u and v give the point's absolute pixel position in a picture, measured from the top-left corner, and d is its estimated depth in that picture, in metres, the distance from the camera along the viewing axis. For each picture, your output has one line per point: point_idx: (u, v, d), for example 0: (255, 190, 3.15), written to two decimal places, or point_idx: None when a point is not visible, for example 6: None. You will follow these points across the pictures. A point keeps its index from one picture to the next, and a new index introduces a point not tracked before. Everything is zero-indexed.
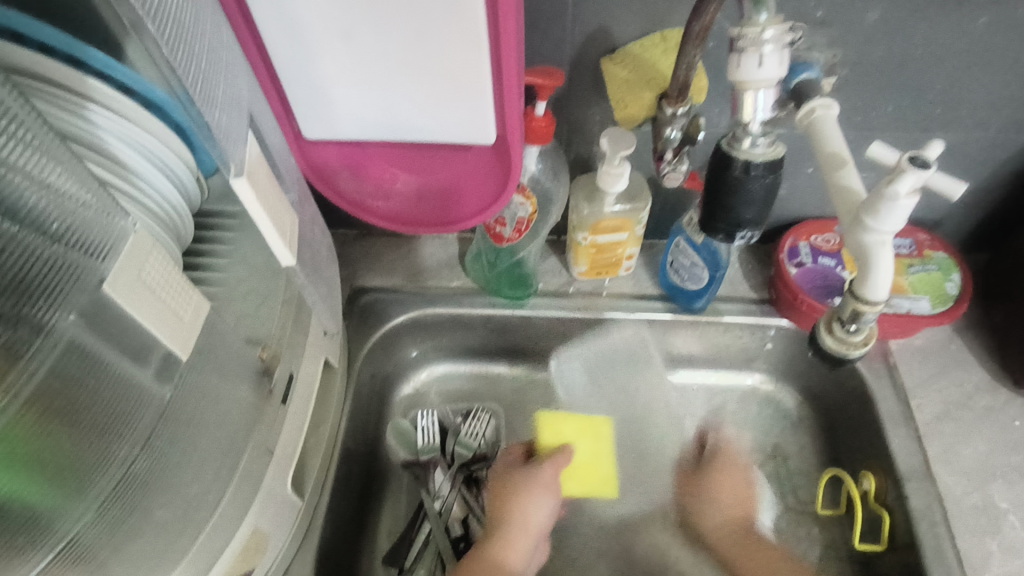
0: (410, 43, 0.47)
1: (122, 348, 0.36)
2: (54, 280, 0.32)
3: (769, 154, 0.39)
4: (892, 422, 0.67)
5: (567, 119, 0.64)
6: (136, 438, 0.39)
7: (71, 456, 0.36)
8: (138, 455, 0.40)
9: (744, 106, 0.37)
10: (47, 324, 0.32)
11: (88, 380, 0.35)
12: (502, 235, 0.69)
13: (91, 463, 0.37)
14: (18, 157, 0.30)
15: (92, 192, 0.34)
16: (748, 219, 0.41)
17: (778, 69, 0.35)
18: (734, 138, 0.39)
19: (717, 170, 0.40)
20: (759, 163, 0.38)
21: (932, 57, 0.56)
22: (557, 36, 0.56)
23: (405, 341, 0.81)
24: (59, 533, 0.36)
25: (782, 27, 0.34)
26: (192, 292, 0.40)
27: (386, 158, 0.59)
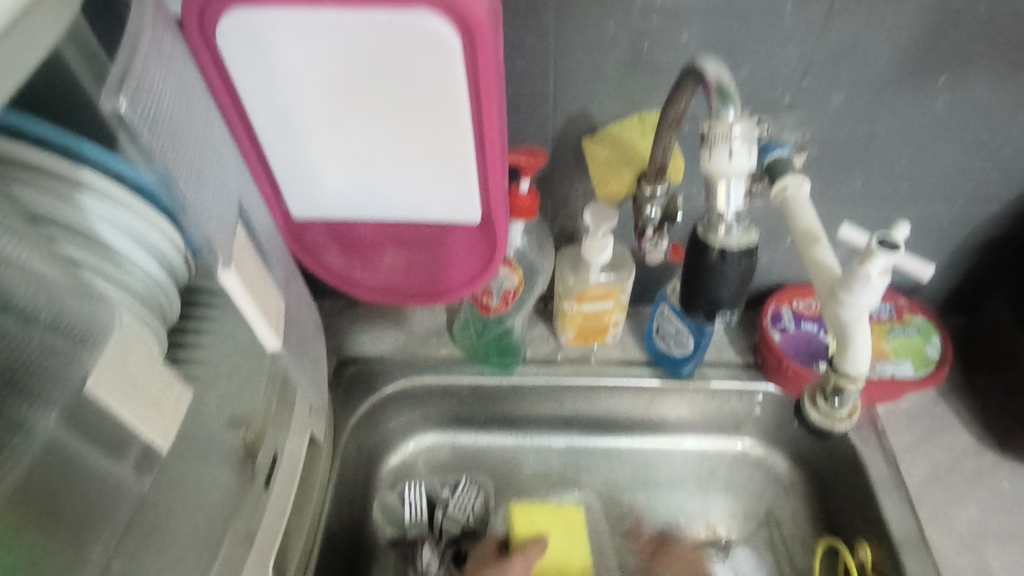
0: (398, 131, 0.49)
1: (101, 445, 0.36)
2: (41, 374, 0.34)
3: (744, 241, 0.40)
4: (883, 489, 0.66)
5: (551, 193, 0.66)
6: (111, 536, 0.40)
7: (47, 552, 0.37)
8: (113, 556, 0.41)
9: (717, 194, 0.39)
10: (28, 422, 0.35)
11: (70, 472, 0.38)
12: (489, 304, 0.70)
13: (67, 558, 0.38)
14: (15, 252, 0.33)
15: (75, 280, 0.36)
16: (725, 300, 0.42)
17: (748, 161, 0.37)
18: (709, 224, 0.40)
19: (696, 252, 0.42)
20: (734, 251, 0.40)
21: (895, 136, 0.59)
22: (539, 118, 0.58)
23: (392, 412, 0.80)
24: None
25: (748, 122, 0.36)
26: (174, 384, 0.40)
27: (374, 236, 0.59)
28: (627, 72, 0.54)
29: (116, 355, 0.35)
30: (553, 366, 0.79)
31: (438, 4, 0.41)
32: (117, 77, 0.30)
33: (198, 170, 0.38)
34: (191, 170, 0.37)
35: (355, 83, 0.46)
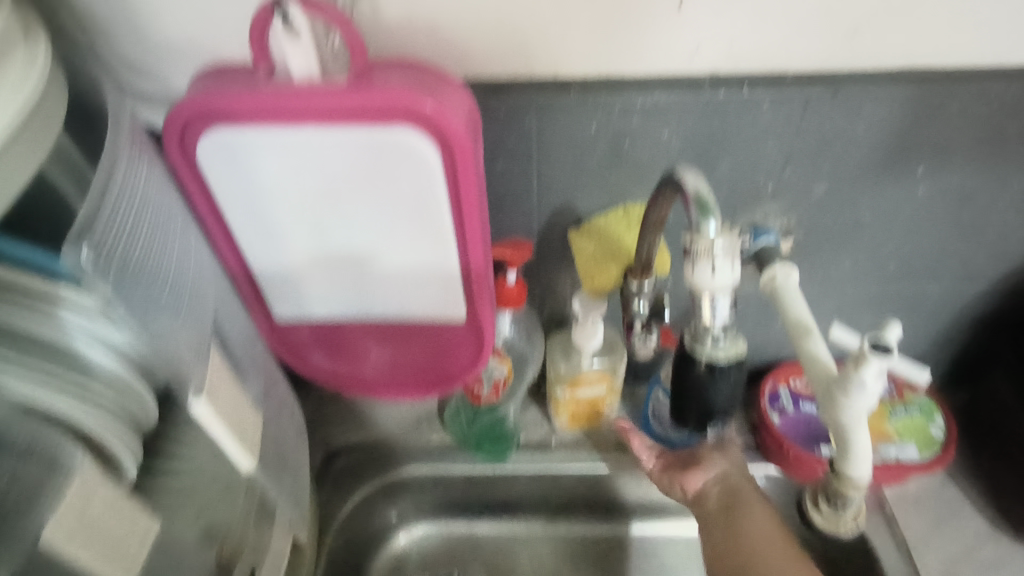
0: (380, 238, 0.49)
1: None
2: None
3: (731, 351, 0.39)
4: None
5: (539, 281, 0.65)
6: None
7: None
8: None
9: (702, 307, 0.38)
10: None
11: None
12: (479, 394, 0.68)
13: None
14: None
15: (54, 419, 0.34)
16: (718, 408, 0.41)
17: (731, 276, 0.36)
18: (696, 336, 0.40)
19: (683, 364, 0.41)
20: (723, 365, 0.39)
21: (880, 221, 0.59)
22: (524, 211, 0.58)
23: (381, 505, 0.77)
24: None
25: (730, 238, 0.36)
26: (141, 516, 0.38)
27: (360, 333, 0.58)
28: (610, 168, 0.55)
29: (76, 501, 0.33)
30: (547, 451, 0.77)
31: (415, 122, 0.41)
32: (81, 225, 0.31)
33: (174, 296, 0.38)
34: (166, 299, 0.37)
35: (336, 193, 0.46)
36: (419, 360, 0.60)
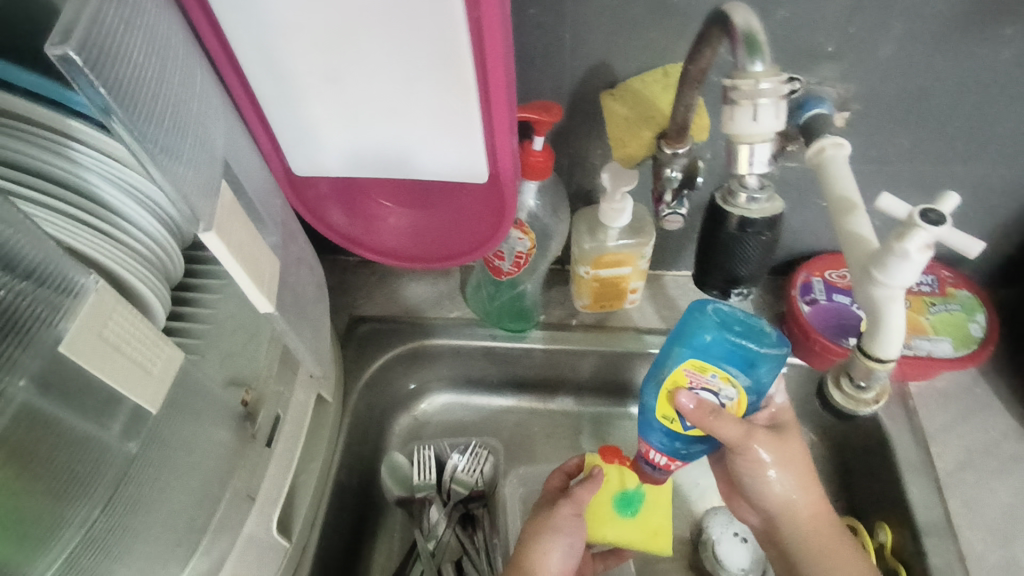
0: (398, 87, 0.46)
1: (83, 411, 0.35)
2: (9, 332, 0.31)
3: (766, 209, 0.40)
4: (911, 471, 0.63)
5: (568, 152, 0.62)
6: (96, 499, 0.37)
7: (33, 518, 0.34)
8: (99, 516, 0.37)
9: (737, 158, 0.35)
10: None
11: (47, 438, 0.34)
12: (500, 268, 0.67)
13: (45, 526, 0.34)
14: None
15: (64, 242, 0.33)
16: (743, 272, 0.42)
17: (774, 122, 0.33)
18: (730, 193, 0.40)
19: (716, 220, 0.41)
20: (755, 221, 0.39)
21: (951, 93, 0.53)
22: (557, 69, 0.54)
23: (402, 374, 0.79)
24: None
25: (779, 80, 0.32)
26: (163, 344, 0.38)
27: (380, 192, 0.57)
28: (652, 21, 0.50)
29: (90, 322, 0.33)
30: (567, 331, 0.77)
31: None
32: (65, 24, 0.28)
33: (175, 132, 0.35)
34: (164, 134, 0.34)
35: (351, 33, 0.42)
36: (441, 225, 0.59)
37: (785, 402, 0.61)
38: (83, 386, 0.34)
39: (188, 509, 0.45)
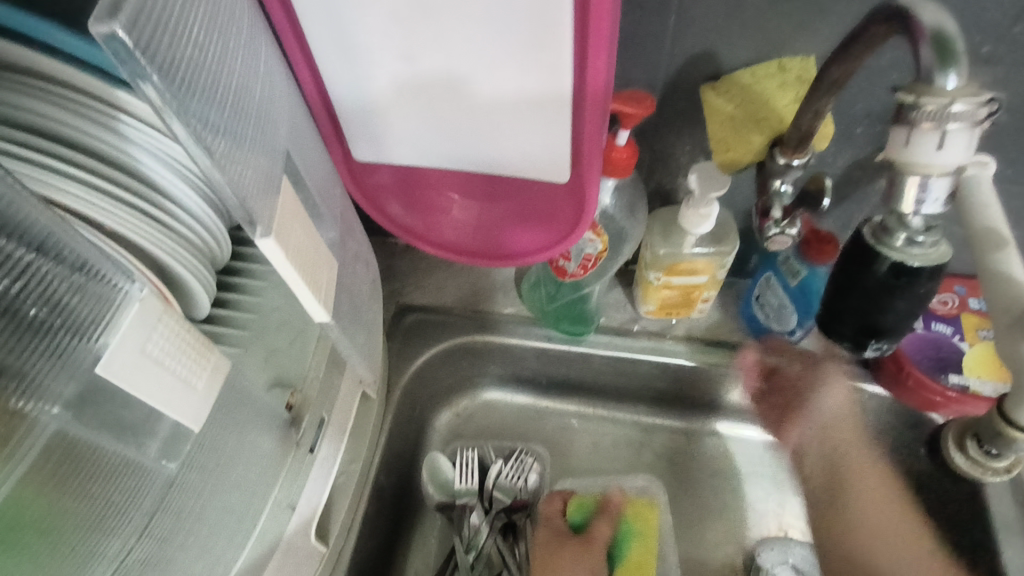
0: (479, 73, 0.40)
1: (117, 432, 0.31)
2: (41, 348, 0.27)
3: (929, 254, 0.35)
4: (1007, 530, 0.57)
5: (652, 148, 0.56)
6: (130, 530, 0.34)
7: (64, 547, 0.31)
8: (136, 543, 0.34)
9: (901, 193, 0.28)
10: (28, 410, 0.28)
11: (80, 472, 0.30)
12: (565, 269, 0.61)
13: (79, 557, 0.31)
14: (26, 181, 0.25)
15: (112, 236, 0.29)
16: (886, 325, 0.38)
17: (962, 152, 0.26)
18: (885, 228, 0.35)
19: (863, 260, 0.36)
20: (918, 267, 0.35)
21: None
22: (652, 58, 0.47)
23: (448, 368, 0.76)
24: None
25: (979, 101, 0.25)
26: (208, 353, 0.35)
27: (446, 184, 0.52)
28: (772, 10, 0.43)
29: (133, 334, 0.29)
30: (627, 338, 0.71)
31: None
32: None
33: (234, 119, 0.31)
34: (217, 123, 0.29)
35: (434, 11, 0.37)
36: (509, 220, 0.54)
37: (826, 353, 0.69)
38: (119, 409, 0.30)
39: (229, 525, 0.42)
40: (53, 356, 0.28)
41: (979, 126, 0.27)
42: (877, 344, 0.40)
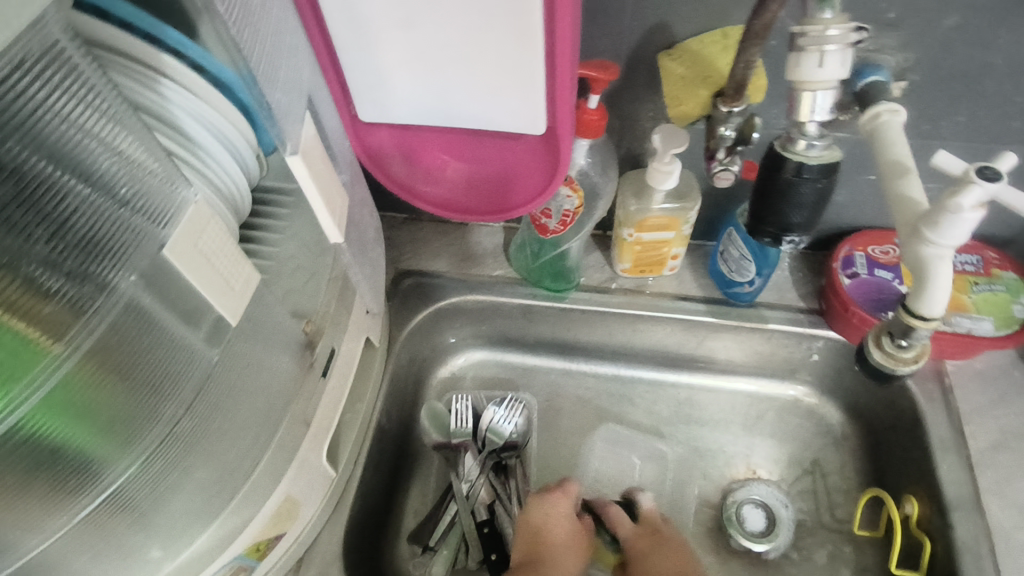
0: (465, 39, 0.48)
1: (177, 312, 0.39)
2: (118, 243, 0.35)
3: (824, 157, 0.43)
4: (941, 448, 0.65)
5: (620, 114, 0.63)
6: (184, 397, 0.42)
7: (121, 411, 0.39)
8: (184, 415, 0.43)
9: (800, 106, 0.39)
10: (110, 283, 0.35)
11: (144, 338, 0.38)
12: (546, 226, 0.69)
13: (140, 419, 0.40)
14: (88, 120, 0.33)
15: (160, 162, 0.37)
16: (795, 224, 0.46)
17: (838, 68, 0.36)
18: (789, 139, 0.43)
19: (773, 168, 0.45)
20: (813, 166, 0.43)
21: (1013, 66, 0.53)
22: (615, 30, 0.55)
23: (444, 326, 0.83)
24: (105, 481, 0.40)
25: (846, 27, 0.35)
26: (245, 264, 0.43)
27: (439, 145, 0.59)
28: None
29: (189, 230, 0.38)
30: (605, 294, 0.79)
31: None
32: None
33: (265, 64, 0.38)
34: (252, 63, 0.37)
35: None
36: (495, 179, 0.62)
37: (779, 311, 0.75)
38: (176, 290, 0.38)
39: (255, 425, 0.50)
40: (118, 253, 0.35)
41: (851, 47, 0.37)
42: (793, 238, 0.48)
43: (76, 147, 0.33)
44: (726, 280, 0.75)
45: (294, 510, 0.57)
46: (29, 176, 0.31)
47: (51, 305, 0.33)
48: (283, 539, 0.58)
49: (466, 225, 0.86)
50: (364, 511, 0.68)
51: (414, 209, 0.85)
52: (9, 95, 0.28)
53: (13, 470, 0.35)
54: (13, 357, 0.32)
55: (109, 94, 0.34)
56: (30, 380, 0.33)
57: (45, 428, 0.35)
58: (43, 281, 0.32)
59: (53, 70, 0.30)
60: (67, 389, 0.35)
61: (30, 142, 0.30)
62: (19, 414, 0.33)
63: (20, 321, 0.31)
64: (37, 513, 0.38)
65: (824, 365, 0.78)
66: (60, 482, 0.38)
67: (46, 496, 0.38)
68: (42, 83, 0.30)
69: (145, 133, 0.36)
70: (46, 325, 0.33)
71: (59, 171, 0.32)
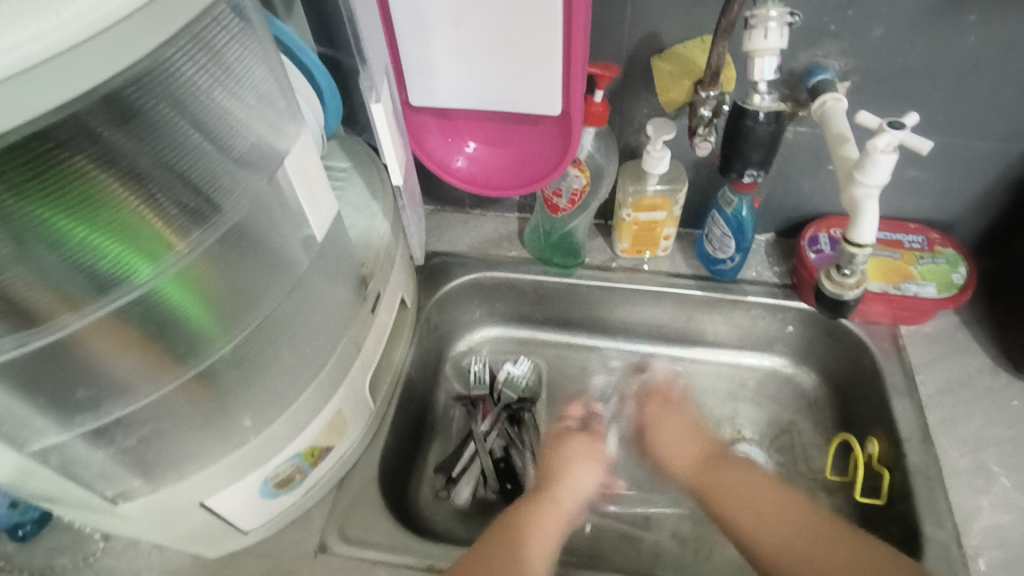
0: (502, 34, 0.61)
1: (288, 213, 0.53)
2: (223, 172, 0.47)
3: (773, 107, 0.55)
4: (896, 394, 0.75)
5: (620, 110, 0.77)
6: (278, 291, 0.54)
7: (220, 300, 0.50)
8: (282, 301, 0.55)
9: (755, 68, 0.51)
10: (220, 202, 0.47)
11: (247, 242, 0.50)
12: (557, 205, 0.82)
13: (235, 307, 0.51)
14: (215, 88, 0.44)
15: (261, 121, 0.49)
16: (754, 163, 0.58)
17: (779, 40, 0.49)
18: (748, 96, 0.55)
19: (735, 121, 0.57)
20: (766, 115, 0.55)
21: (931, 69, 0.67)
22: (616, 38, 0.70)
23: (465, 302, 0.94)
24: (202, 358, 0.50)
25: (782, 9, 0.48)
26: (329, 193, 0.56)
27: (472, 127, 0.73)
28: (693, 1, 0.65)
29: (302, 151, 0.52)
30: (607, 272, 0.90)
31: None
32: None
33: (362, 38, 0.50)
34: (358, 28, 0.49)
35: None
36: (516, 158, 0.75)
37: (758, 287, 0.87)
38: (278, 202, 0.52)
39: (321, 336, 0.61)
40: (228, 180, 0.47)
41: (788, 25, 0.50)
42: (753, 174, 0.60)
43: (202, 109, 0.44)
44: (711, 258, 0.87)
45: (343, 427, 0.67)
46: (169, 123, 0.42)
47: (177, 210, 0.44)
48: (332, 452, 0.67)
49: (485, 216, 0.98)
50: (396, 447, 0.77)
51: (440, 199, 0.98)
52: (171, 66, 0.40)
53: (142, 335, 0.45)
54: (149, 242, 0.43)
55: (226, 72, 0.45)
56: (162, 262, 0.45)
57: (164, 306, 0.46)
58: (172, 194, 0.44)
59: (194, 48, 0.41)
60: (186, 274, 0.46)
61: (174, 102, 0.42)
62: (153, 286, 0.44)
63: (155, 218, 0.43)
64: (152, 378, 0.48)
65: (798, 336, 0.89)
66: (167, 354, 0.48)
67: (162, 365, 0.48)
68: (191, 59, 0.41)
69: (250, 101, 0.48)
70: (174, 224, 0.44)
71: (190, 125, 0.43)
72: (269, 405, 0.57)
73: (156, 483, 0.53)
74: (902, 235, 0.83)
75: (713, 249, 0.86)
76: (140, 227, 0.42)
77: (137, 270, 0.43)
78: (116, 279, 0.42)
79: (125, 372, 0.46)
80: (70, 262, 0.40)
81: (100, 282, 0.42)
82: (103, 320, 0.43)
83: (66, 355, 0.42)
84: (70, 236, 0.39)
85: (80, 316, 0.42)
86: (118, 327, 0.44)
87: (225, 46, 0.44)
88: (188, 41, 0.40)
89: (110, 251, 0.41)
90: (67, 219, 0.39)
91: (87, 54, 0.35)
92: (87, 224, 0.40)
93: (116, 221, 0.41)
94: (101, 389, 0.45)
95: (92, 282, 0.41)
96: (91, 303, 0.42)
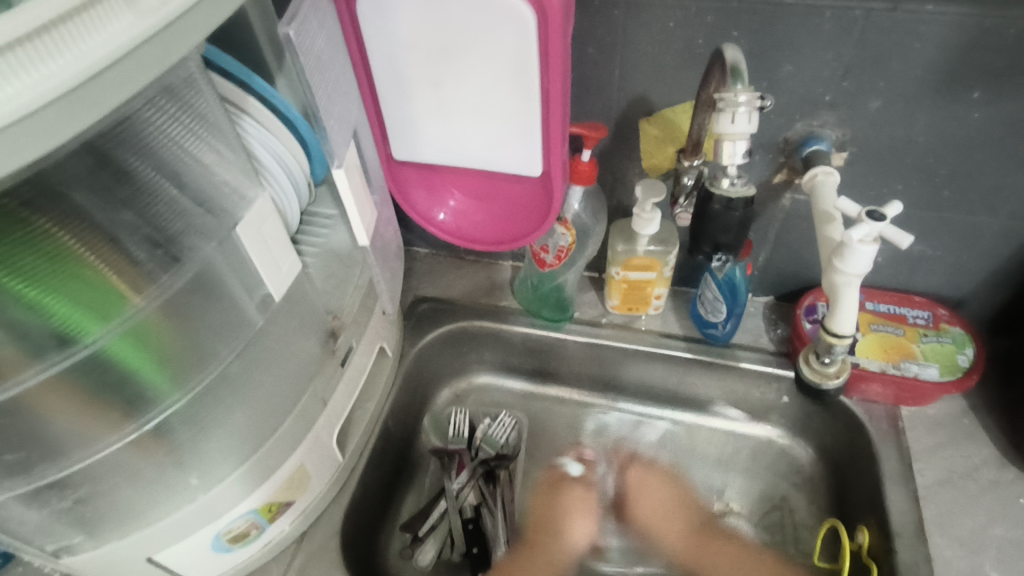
0: (482, 95, 0.61)
1: (242, 276, 0.52)
2: (185, 226, 0.47)
3: (743, 192, 0.55)
4: (891, 481, 0.70)
5: (610, 169, 0.75)
6: (234, 345, 0.54)
7: (172, 354, 0.49)
8: (234, 359, 0.54)
9: (723, 151, 0.51)
10: (180, 256, 0.47)
11: (205, 299, 0.50)
12: (544, 260, 0.81)
13: (192, 361, 0.51)
14: (185, 140, 0.45)
15: (230, 174, 0.49)
16: (724, 241, 0.56)
17: (747, 125, 0.49)
18: (716, 178, 0.55)
19: (705, 203, 0.56)
20: (736, 200, 0.54)
21: (933, 144, 0.64)
22: (605, 99, 0.68)
23: (453, 350, 0.92)
24: (148, 413, 0.49)
25: (752, 96, 0.48)
26: (290, 253, 0.56)
27: (456, 181, 0.72)
28: (682, 65, 0.64)
29: (258, 213, 0.51)
30: (597, 327, 0.88)
31: None
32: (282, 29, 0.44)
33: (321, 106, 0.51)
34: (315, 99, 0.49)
35: (453, 52, 0.58)
36: (499, 214, 0.74)
37: (751, 354, 0.83)
38: (235, 260, 0.51)
39: (281, 391, 0.60)
40: (188, 235, 0.47)
41: (758, 110, 0.50)
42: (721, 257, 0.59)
43: (171, 160, 0.45)
44: (703, 321, 0.84)
45: (305, 482, 0.66)
46: (136, 175, 0.43)
47: (138, 267, 0.45)
48: (293, 506, 0.66)
49: (478, 262, 0.97)
50: (364, 501, 0.76)
51: (433, 243, 0.97)
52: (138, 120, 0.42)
53: (90, 387, 0.45)
54: (104, 299, 0.43)
55: (201, 123, 0.46)
56: (117, 318, 0.45)
57: (115, 359, 0.46)
58: (133, 248, 0.44)
59: (165, 101, 0.43)
60: (141, 328, 0.46)
61: (142, 155, 0.43)
62: (105, 342, 0.44)
63: (115, 274, 0.43)
64: (99, 428, 0.47)
65: (794, 407, 0.85)
66: (113, 406, 0.47)
67: (110, 417, 0.48)
68: (161, 111, 0.43)
69: (223, 153, 0.48)
70: (132, 280, 0.44)
71: (157, 177, 0.44)
72: (221, 462, 0.56)
73: (100, 537, 0.54)
74: (907, 308, 0.79)
75: (705, 311, 0.83)
76: (98, 283, 0.43)
77: (86, 328, 0.43)
78: (67, 336, 0.43)
79: (69, 424, 0.46)
80: (23, 321, 0.40)
81: (50, 340, 0.42)
82: (48, 377, 0.43)
83: (11, 411, 0.42)
84: (24, 297, 0.39)
85: (33, 371, 0.42)
86: (64, 382, 0.44)
87: (200, 101, 0.45)
88: (158, 93, 0.42)
89: (62, 309, 0.41)
90: (21, 282, 0.39)
91: (24, 131, 0.29)
92: (43, 285, 0.40)
93: (73, 280, 0.41)
94: (46, 442, 0.45)
95: (41, 338, 0.41)
96: (45, 358, 0.42)
